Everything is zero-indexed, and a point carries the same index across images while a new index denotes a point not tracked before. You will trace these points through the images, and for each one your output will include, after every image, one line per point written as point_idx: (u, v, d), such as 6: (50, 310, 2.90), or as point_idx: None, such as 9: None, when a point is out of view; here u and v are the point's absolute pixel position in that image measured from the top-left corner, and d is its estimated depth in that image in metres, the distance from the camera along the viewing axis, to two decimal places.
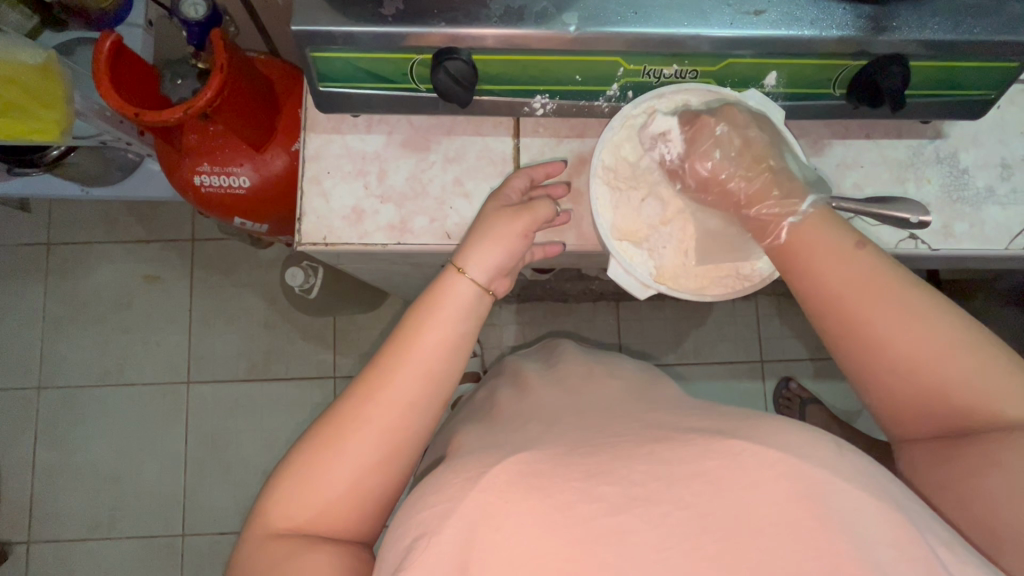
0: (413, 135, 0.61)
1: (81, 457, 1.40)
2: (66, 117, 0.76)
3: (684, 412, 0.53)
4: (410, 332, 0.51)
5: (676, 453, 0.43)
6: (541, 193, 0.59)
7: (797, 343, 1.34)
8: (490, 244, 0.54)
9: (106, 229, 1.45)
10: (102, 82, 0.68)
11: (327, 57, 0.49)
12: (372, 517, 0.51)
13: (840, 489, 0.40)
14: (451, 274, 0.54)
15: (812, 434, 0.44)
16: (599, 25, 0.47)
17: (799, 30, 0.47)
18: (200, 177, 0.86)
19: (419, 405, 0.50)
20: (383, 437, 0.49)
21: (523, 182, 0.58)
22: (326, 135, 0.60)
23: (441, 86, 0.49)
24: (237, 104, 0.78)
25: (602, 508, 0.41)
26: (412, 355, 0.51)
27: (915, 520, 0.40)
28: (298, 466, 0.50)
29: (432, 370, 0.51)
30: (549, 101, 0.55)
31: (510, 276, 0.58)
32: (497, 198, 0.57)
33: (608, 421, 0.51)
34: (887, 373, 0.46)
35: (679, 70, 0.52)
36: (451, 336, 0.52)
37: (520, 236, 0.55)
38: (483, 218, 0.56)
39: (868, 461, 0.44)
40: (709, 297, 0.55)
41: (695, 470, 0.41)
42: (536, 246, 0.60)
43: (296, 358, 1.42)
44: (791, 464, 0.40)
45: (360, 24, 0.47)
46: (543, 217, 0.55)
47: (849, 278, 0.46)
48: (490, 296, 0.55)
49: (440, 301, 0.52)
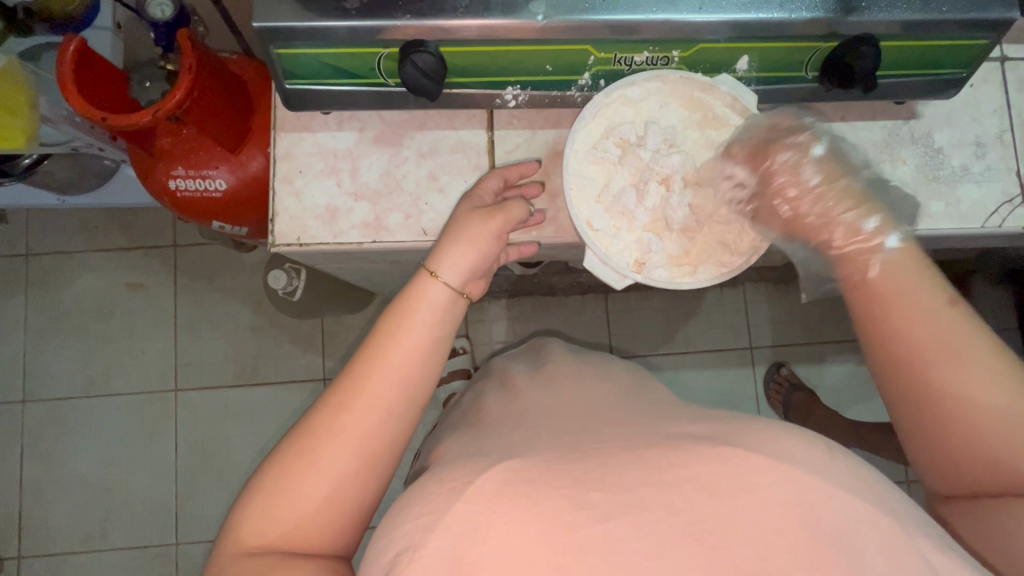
0: (385, 130, 0.58)
1: (69, 470, 1.39)
2: (33, 124, 0.76)
3: (671, 416, 0.53)
4: (385, 338, 0.51)
5: (669, 460, 0.43)
6: (515, 193, 0.57)
7: (785, 329, 1.34)
8: (463, 246, 0.53)
9: (86, 238, 1.43)
10: (68, 87, 0.67)
11: (293, 54, 0.48)
12: (348, 529, 0.51)
13: (830, 494, 0.40)
14: (424, 278, 0.53)
15: (806, 441, 0.45)
16: (567, 13, 0.46)
17: (768, 12, 0.47)
18: (175, 181, 0.85)
19: (395, 412, 0.50)
20: (359, 444, 0.49)
21: (495, 182, 0.56)
22: (296, 134, 0.58)
23: (408, 79, 0.48)
24: (207, 106, 0.76)
25: (592, 515, 0.40)
26: (389, 361, 0.50)
27: (907, 522, 0.40)
28: (275, 478, 0.49)
29: (408, 377, 0.50)
30: (521, 92, 0.54)
31: (485, 277, 0.57)
32: (469, 200, 0.56)
33: (598, 428, 0.50)
34: (955, 422, 0.46)
35: (650, 57, 0.51)
36: (428, 341, 0.51)
37: (495, 238, 0.54)
38: (456, 222, 0.55)
39: (862, 467, 0.45)
40: (686, 284, 0.53)
41: (687, 476, 0.41)
42: (511, 247, 0.59)
43: (285, 361, 1.41)
44: (792, 475, 0.41)
45: (325, 19, 0.46)
46: (515, 217, 0.54)
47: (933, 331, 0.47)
48: (465, 300, 0.55)
49: (414, 306, 0.52)
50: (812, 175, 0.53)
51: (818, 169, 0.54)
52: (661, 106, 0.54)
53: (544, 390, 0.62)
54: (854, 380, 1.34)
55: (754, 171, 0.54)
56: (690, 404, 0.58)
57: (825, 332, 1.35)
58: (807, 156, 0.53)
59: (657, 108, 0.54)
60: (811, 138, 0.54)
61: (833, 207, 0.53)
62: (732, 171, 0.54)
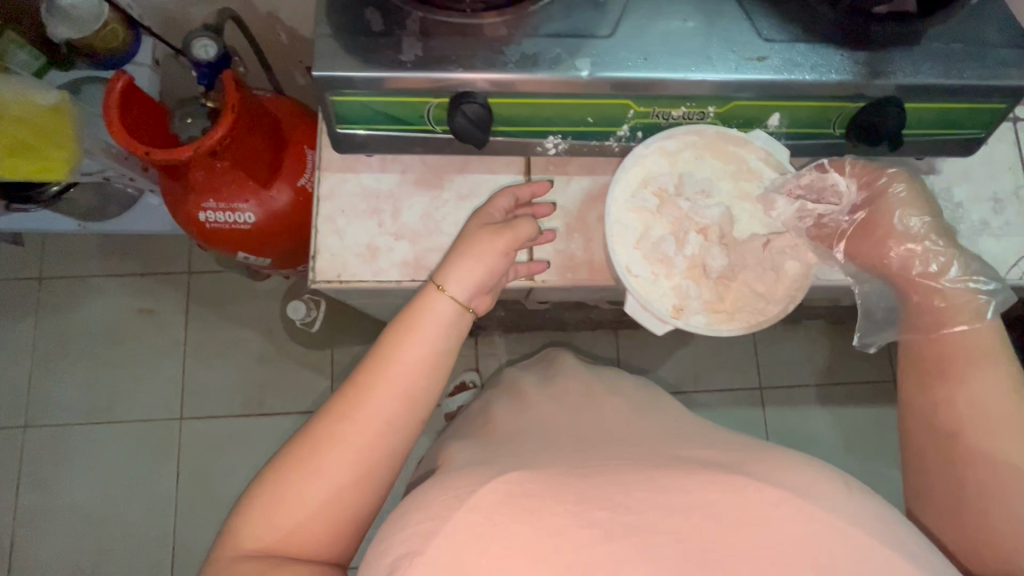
0: (426, 174, 0.60)
1: (67, 498, 1.35)
2: (77, 156, 0.75)
3: (682, 443, 0.56)
4: (387, 350, 0.51)
5: (677, 484, 0.45)
6: (525, 211, 0.58)
7: (794, 370, 1.35)
8: (470, 261, 0.54)
9: (100, 262, 1.44)
10: (114, 121, 0.69)
11: (347, 100, 0.51)
12: (344, 537, 0.50)
13: (833, 526, 0.42)
14: (431, 291, 0.53)
15: (812, 473, 0.47)
16: (611, 71, 0.49)
17: (800, 75, 0.50)
18: (205, 213, 0.86)
19: (397, 423, 0.50)
20: (360, 453, 0.49)
21: (507, 201, 0.57)
22: (341, 174, 0.60)
23: (458, 128, 0.50)
24: (246, 141, 0.79)
25: (598, 537, 0.42)
26: (391, 374, 0.50)
27: (901, 545, 0.43)
28: (274, 484, 0.49)
29: (411, 389, 0.51)
30: (561, 141, 0.56)
31: (492, 294, 0.57)
32: (479, 216, 0.56)
33: (607, 449, 0.53)
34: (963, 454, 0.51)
35: (687, 112, 0.53)
36: (431, 354, 0.52)
37: (503, 255, 0.55)
38: (464, 236, 0.55)
39: (868, 499, 0.47)
40: (723, 333, 0.53)
41: (693, 501, 0.43)
42: (520, 265, 0.58)
43: (292, 391, 1.40)
44: (797, 503, 0.43)
45: (381, 70, 0.48)
46: (524, 235, 0.55)
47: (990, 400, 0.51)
48: (471, 314, 0.55)
49: (418, 320, 0.52)
50: (912, 215, 0.56)
51: (915, 207, 0.57)
52: (694, 157, 0.56)
53: (554, 412, 0.63)
54: (864, 423, 1.33)
55: (858, 191, 0.58)
56: (695, 435, 0.59)
57: (835, 375, 1.36)
58: (914, 195, 0.57)
59: (692, 163, 0.56)
60: (893, 178, 0.57)
61: (925, 243, 0.56)
62: (838, 184, 0.57)
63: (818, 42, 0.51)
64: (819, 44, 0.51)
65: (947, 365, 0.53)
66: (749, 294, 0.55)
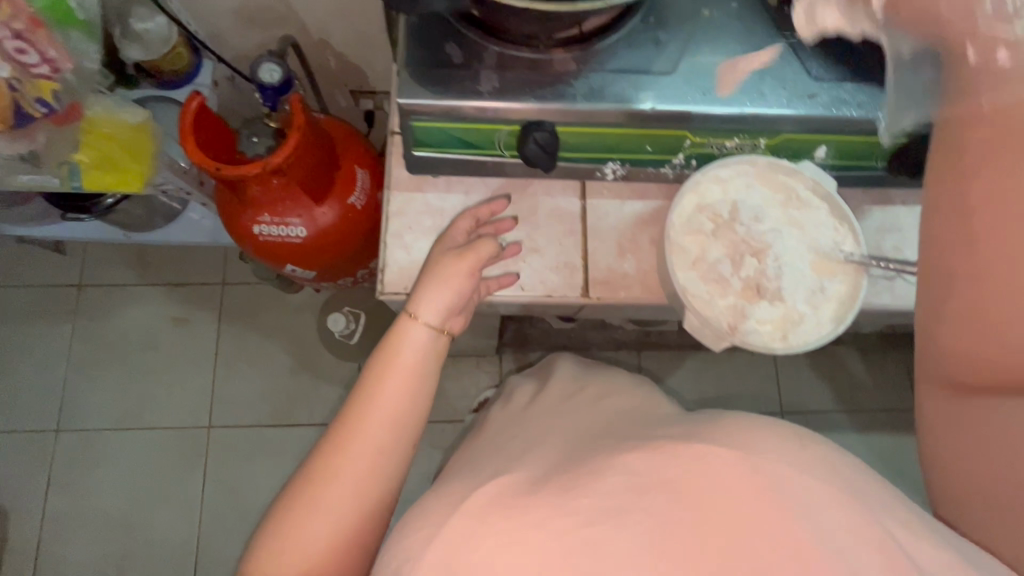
0: (488, 195, 0.64)
1: (94, 504, 1.37)
2: (151, 171, 0.81)
3: (656, 426, 0.58)
4: (371, 381, 0.54)
5: (646, 463, 0.48)
6: (488, 230, 0.62)
7: (815, 395, 1.36)
8: (440, 287, 0.57)
9: (138, 271, 1.49)
10: (188, 139, 0.74)
11: (426, 126, 0.55)
12: (353, 563, 0.52)
13: (796, 486, 0.45)
14: (406, 320, 0.56)
15: (776, 440, 0.49)
16: (673, 104, 0.53)
17: (847, 111, 0.54)
18: (260, 226, 0.90)
19: (388, 446, 0.52)
20: (359, 481, 0.51)
21: (467, 223, 0.61)
22: (408, 193, 0.64)
23: (530, 155, 0.54)
24: (306, 160, 0.84)
25: (574, 522, 0.45)
26: (378, 401, 0.53)
27: (859, 496, 0.46)
28: (280, 521, 0.50)
29: (397, 413, 0.53)
30: (619, 167, 0.61)
31: (465, 313, 0.60)
32: (444, 242, 0.60)
33: (594, 443, 0.56)
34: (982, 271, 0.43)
35: (740, 143, 0.57)
36: (413, 377, 0.55)
37: (469, 275, 0.58)
38: (431, 264, 0.59)
39: (826, 453, 0.50)
40: (778, 351, 0.55)
41: (662, 476, 0.46)
42: (489, 280, 0.61)
43: (319, 403, 1.42)
44: (751, 461, 0.46)
45: (461, 99, 0.53)
46: (486, 254, 0.58)
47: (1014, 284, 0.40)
48: (447, 335, 0.58)
49: (397, 349, 0.55)
50: None
51: None
52: (747, 184, 0.58)
53: (569, 414, 0.65)
54: (886, 449, 1.34)
55: None
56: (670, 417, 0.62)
57: (855, 400, 1.37)
58: None
59: (744, 190, 0.58)
60: None
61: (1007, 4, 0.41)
62: None
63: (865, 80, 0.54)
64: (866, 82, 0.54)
65: (966, 184, 0.44)
66: (801, 315, 0.56)
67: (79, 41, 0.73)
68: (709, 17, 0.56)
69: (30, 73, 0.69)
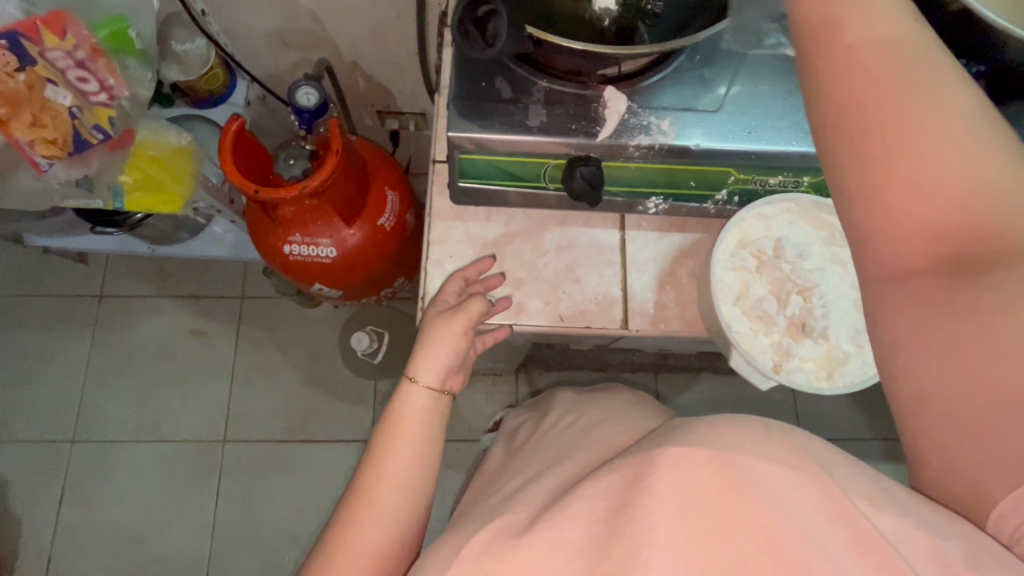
0: (528, 225, 0.65)
1: (106, 517, 1.36)
2: (192, 193, 0.84)
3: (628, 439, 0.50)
4: (379, 451, 0.53)
5: (620, 481, 0.41)
6: (478, 288, 0.61)
7: (835, 421, 1.35)
8: (436, 349, 0.57)
9: (158, 283, 1.50)
10: (227, 161, 0.75)
11: (474, 159, 0.56)
12: None
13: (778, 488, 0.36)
14: (406, 385, 0.56)
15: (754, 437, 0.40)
16: (719, 142, 0.53)
17: None
18: (291, 246, 0.91)
19: (400, 511, 0.52)
20: (375, 552, 0.50)
21: (456, 284, 0.60)
22: (449, 222, 0.64)
23: (576, 190, 0.55)
24: (339, 183, 0.85)
25: (562, 555, 0.38)
26: (386, 470, 0.52)
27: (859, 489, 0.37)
28: None
29: (406, 477, 0.52)
30: (662, 202, 0.61)
31: (462, 369, 0.61)
32: (434, 305, 0.60)
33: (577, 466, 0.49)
34: (901, 201, 0.36)
35: (783, 180, 0.57)
36: (419, 441, 0.54)
37: (461, 334, 0.58)
38: (425, 327, 0.59)
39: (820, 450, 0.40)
40: (824, 390, 0.55)
41: (636, 487, 0.39)
42: (485, 335, 0.61)
43: (334, 418, 1.42)
44: (719, 460, 0.38)
45: (510, 133, 0.53)
46: (477, 312, 0.57)
47: (973, 167, 0.35)
48: (447, 395, 0.58)
49: (400, 417, 0.55)
50: None
51: None
52: (790, 221, 0.59)
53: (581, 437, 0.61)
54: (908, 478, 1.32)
55: None
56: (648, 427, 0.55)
57: (876, 427, 1.35)
58: None
59: (788, 228, 0.59)
60: None
61: None
62: None
63: None
64: None
65: (869, 123, 0.37)
66: (847, 353, 0.56)
67: (137, 68, 0.75)
68: (755, 56, 0.57)
69: (90, 101, 0.72)
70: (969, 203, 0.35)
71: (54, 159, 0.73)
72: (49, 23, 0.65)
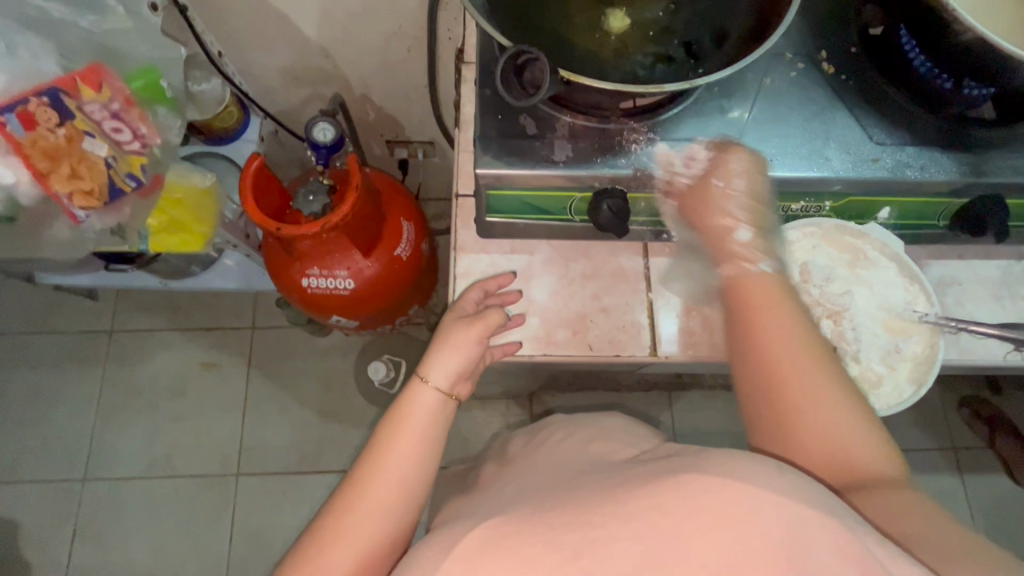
0: (553, 256, 0.65)
1: (118, 557, 1.34)
2: (214, 233, 0.85)
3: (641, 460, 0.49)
4: (382, 444, 0.53)
5: (631, 492, 0.40)
6: (495, 301, 0.62)
7: None
8: (449, 351, 0.57)
9: (168, 317, 1.49)
10: (247, 201, 0.76)
11: (501, 194, 0.57)
12: None
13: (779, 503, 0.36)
14: (415, 384, 0.56)
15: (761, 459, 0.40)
16: None
17: (912, 173, 0.55)
18: (308, 279, 0.91)
19: (394, 512, 0.50)
20: (363, 548, 0.48)
21: (476, 295, 0.61)
22: (474, 255, 0.65)
23: (603, 221, 0.55)
24: (357, 218, 0.86)
25: (563, 558, 0.37)
26: (387, 461, 0.51)
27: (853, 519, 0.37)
28: None
29: (406, 477, 0.51)
30: None
31: (472, 378, 0.60)
32: (454, 310, 0.61)
33: (611, 472, 0.48)
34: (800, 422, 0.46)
35: (805, 205, 0.59)
36: (423, 439, 0.53)
37: (478, 342, 0.58)
38: (442, 330, 0.59)
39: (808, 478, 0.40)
40: None
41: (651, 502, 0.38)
42: (495, 348, 0.61)
43: (348, 448, 1.41)
44: (740, 487, 0.37)
45: (536, 167, 0.54)
46: (495, 323, 0.58)
47: (824, 403, 0.46)
48: (456, 400, 0.58)
49: (406, 413, 0.54)
50: None
51: None
52: (814, 246, 0.61)
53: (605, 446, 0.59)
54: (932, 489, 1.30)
55: None
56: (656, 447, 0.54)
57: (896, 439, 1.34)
58: None
59: (812, 254, 0.61)
60: None
61: None
62: None
63: (924, 145, 0.56)
64: (926, 147, 0.56)
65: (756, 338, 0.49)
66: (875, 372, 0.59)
67: (166, 116, 0.76)
68: (771, 85, 0.58)
69: (125, 150, 0.73)
70: (819, 421, 0.46)
71: (90, 210, 0.73)
72: (86, 78, 0.66)
